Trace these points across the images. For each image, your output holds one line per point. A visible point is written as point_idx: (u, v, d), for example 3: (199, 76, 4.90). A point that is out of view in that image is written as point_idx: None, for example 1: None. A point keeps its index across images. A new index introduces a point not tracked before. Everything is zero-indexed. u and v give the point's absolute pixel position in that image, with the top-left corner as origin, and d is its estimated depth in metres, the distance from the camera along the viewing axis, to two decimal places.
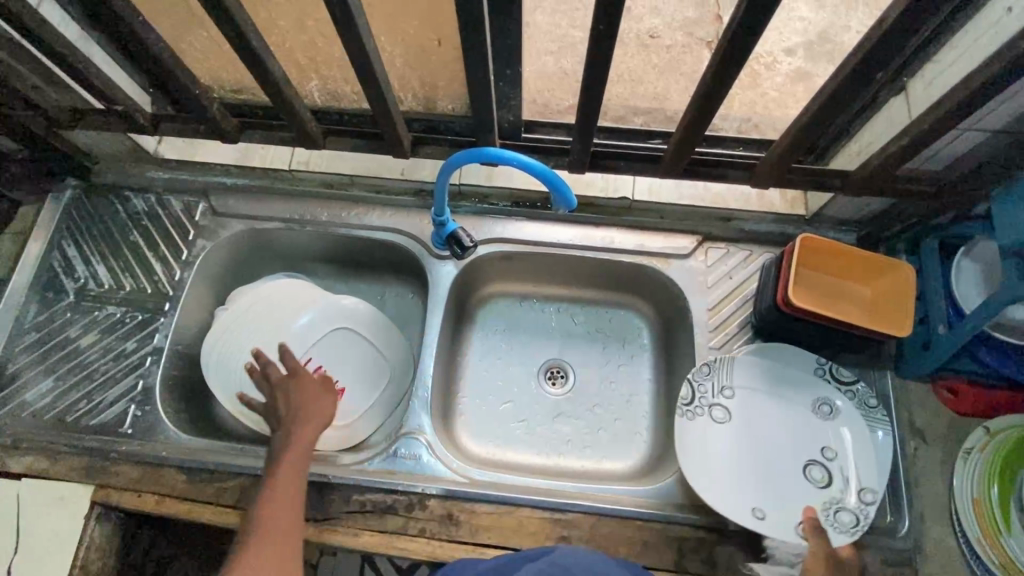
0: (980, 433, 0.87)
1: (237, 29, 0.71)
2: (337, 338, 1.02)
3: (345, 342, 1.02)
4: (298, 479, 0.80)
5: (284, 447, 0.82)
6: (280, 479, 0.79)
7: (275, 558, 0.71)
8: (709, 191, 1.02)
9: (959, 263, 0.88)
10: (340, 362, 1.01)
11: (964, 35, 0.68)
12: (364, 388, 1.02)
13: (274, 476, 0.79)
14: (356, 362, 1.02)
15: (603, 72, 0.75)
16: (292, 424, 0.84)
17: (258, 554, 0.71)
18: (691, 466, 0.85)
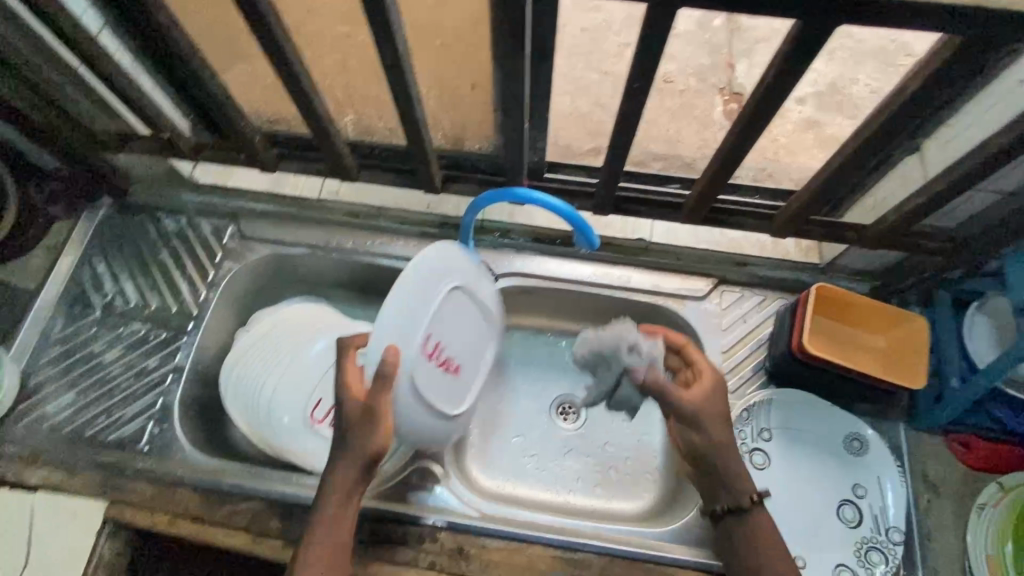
0: (993, 488, 0.87)
1: (290, 68, 0.76)
2: (449, 303, 0.81)
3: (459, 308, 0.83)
4: (348, 518, 0.74)
5: (335, 479, 0.74)
6: (331, 516, 0.73)
7: None
8: (727, 237, 1.07)
9: (972, 319, 0.90)
10: (454, 335, 0.83)
11: (978, 103, 0.71)
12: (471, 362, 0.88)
13: (324, 513, 0.73)
14: (469, 333, 0.86)
15: (632, 124, 0.78)
16: (353, 453, 0.73)
17: None
18: None
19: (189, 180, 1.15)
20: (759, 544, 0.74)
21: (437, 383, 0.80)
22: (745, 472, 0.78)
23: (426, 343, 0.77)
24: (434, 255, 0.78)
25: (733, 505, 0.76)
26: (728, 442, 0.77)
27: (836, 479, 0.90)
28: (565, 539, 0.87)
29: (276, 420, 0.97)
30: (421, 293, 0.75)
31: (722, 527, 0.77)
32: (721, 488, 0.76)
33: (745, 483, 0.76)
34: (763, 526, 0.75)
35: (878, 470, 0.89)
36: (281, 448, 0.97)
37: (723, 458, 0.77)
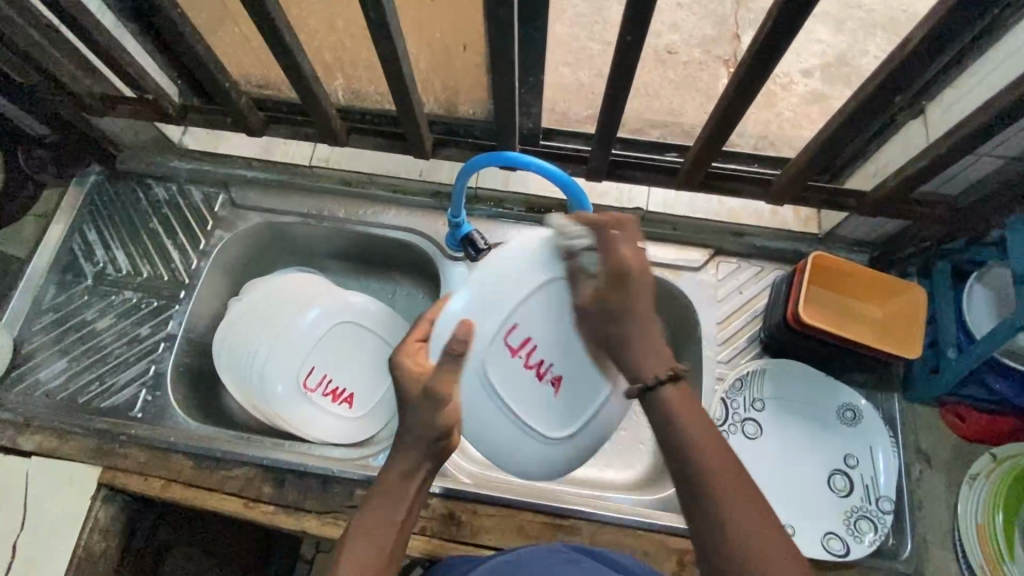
0: (986, 459, 0.87)
1: (273, 25, 0.74)
2: (547, 296, 0.66)
3: (561, 303, 0.66)
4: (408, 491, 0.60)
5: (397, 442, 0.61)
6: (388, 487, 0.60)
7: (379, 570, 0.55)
8: (725, 207, 1.03)
9: (971, 289, 0.88)
10: (563, 340, 0.67)
11: (984, 62, 0.69)
12: (588, 386, 0.70)
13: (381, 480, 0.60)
14: (570, 338, 0.67)
15: (627, 85, 0.76)
16: (424, 424, 0.60)
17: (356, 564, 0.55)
18: None
19: (177, 146, 1.11)
20: (672, 439, 0.50)
21: (520, 386, 0.69)
22: (657, 362, 0.58)
23: (513, 335, 0.67)
24: (545, 259, 0.66)
25: (639, 391, 0.57)
26: (617, 306, 0.56)
27: (827, 450, 0.90)
28: (555, 505, 0.87)
29: (268, 388, 0.97)
30: (534, 286, 0.66)
31: (650, 407, 0.53)
32: (618, 362, 0.57)
33: (638, 373, 0.57)
34: (684, 402, 0.52)
35: (870, 439, 0.89)
36: (273, 417, 0.97)
37: (626, 332, 0.56)
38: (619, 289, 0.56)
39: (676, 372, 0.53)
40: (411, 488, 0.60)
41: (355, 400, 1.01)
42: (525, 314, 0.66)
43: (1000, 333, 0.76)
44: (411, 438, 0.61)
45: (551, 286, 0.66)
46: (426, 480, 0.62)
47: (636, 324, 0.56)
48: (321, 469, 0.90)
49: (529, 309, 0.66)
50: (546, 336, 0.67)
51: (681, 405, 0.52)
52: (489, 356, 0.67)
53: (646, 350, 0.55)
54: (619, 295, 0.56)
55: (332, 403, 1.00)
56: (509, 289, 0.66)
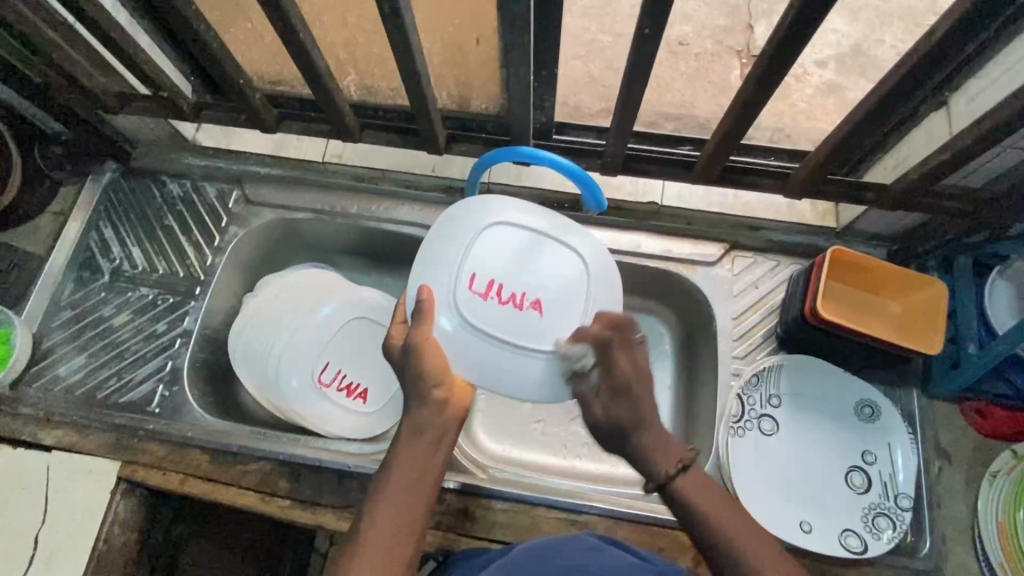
0: (1007, 456, 0.85)
1: (288, 21, 0.73)
2: (490, 237, 0.77)
3: (500, 239, 0.78)
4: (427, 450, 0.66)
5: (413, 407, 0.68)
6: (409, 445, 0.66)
7: (398, 521, 0.61)
8: (740, 201, 1.03)
9: (994, 284, 0.87)
10: (516, 267, 0.77)
11: (1011, 52, 0.67)
12: (564, 301, 0.77)
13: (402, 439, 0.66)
14: (520, 264, 0.77)
15: (642, 78, 0.75)
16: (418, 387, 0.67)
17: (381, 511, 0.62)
18: (740, 474, 0.86)
19: (191, 142, 1.11)
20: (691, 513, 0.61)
21: (507, 322, 0.75)
22: (667, 440, 0.65)
23: (475, 282, 0.76)
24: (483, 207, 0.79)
25: (656, 480, 0.63)
26: (626, 395, 0.66)
27: (845, 446, 0.89)
28: (570, 501, 0.87)
29: (284, 383, 0.97)
30: (475, 233, 0.77)
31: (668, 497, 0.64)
32: (639, 462, 0.65)
33: (661, 460, 0.64)
34: (699, 486, 0.62)
35: (890, 436, 0.88)
36: (289, 411, 0.98)
37: (647, 422, 0.65)
38: (626, 402, 0.65)
39: (690, 462, 0.64)
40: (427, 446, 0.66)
41: (369, 395, 1.01)
42: (478, 261, 0.76)
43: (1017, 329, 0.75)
44: (420, 402, 0.67)
45: (484, 227, 0.78)
46: (441, 442, 0.67)
47: (648, 434, 0.65)
48: (337, 464, 0.90)
49: (475, 255, 0.76)
50: (502, 268, 0.76)
51: (696, 490, 0.62)
52: (460, 304, 0.74)
53: (661, 439, 0.65)
54: (621, 389, 0.66)
55: (347, 399, 1.00)
56: (451, 246, 0.77)
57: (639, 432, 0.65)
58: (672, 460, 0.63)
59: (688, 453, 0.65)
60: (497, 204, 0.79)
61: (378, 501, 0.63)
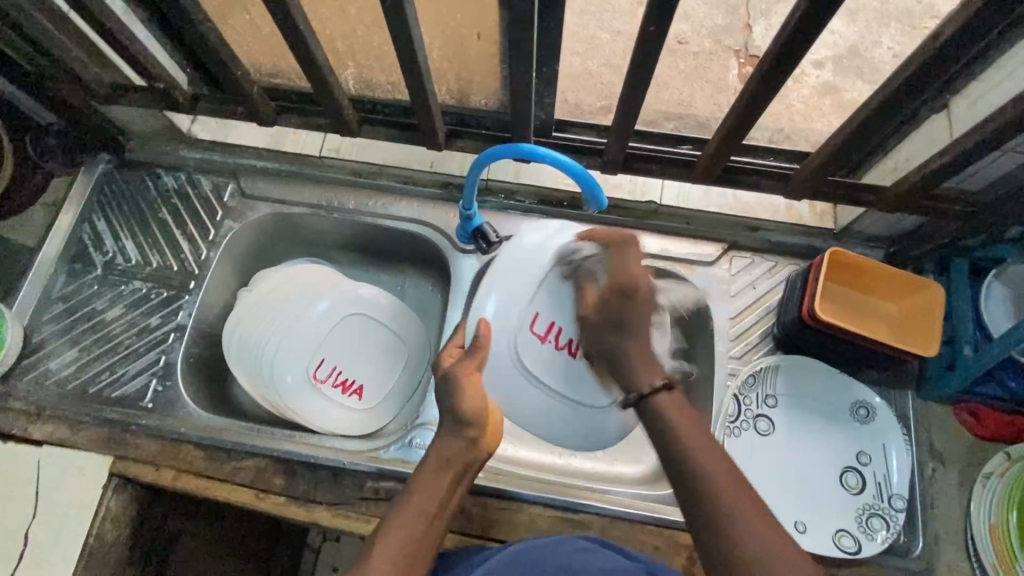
0: (999, 458, 0.86)
1: (287, 13, 0.72)
2: (555, 277, 0.79)
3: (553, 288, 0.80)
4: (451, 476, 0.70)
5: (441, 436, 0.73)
6: (433, 470, 0.70)
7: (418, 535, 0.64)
8: (740, 202, 1.01)
9: (989, 287, 0.88)
10: (576, 315, 0.80)
11: (1012, 56, 0.67)
12: None
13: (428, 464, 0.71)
14: None
15: (644, 77, 0.75)
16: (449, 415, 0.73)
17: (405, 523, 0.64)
18: None
19: (188, 136, 1.09)
20: (671, 443, 0.61)
21: (558, 367, 0.80)
22: (649, 360, 0.68)
23: (537, 324, 0.78)
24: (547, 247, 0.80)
25: (637, 391, 0.66)
26: (620, 318, 0.69)
27: (840, 448, 0.89)
28: (566, 500, 0.87)
29: (279, 379, 0.97)
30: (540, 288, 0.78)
31: (644, 410, 0.65)
32: (624, 372, 0.68)
33: (641, 372, 0.67)
34: (678, 403, 0.64)
35: (884, 437, 0.88)
36: (283, 408, 0.97)
37: (634, 336, 0.69)
38: (620, 304, 0.70)
39: (673, 385, 0.66)
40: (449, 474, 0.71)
41: (365, 392, 1.01)
42: (543, 305, 0.79)
43: (1010, 334, 0.76)
44: (450, 434, 0.72)
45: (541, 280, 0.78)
46: (463, 473, 0.72)
47: (635, 344, 0.68)
48: (331, 461, 0.90)
49: (541, 297, 0.79)
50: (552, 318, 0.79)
51: (675, 409, 0.64)
52: (520, 346, 0.78)
53: (647, 359, 0.67)
54: (625, 292, 0.70)
55: (343, 395, 0.99)
56: (521, 287, 0.78)
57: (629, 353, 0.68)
58: (656, 376, 0.66)
59: (672, 379, 0.67)
60: (565, 241, 0.80)
61: (400, 514, 0.65)
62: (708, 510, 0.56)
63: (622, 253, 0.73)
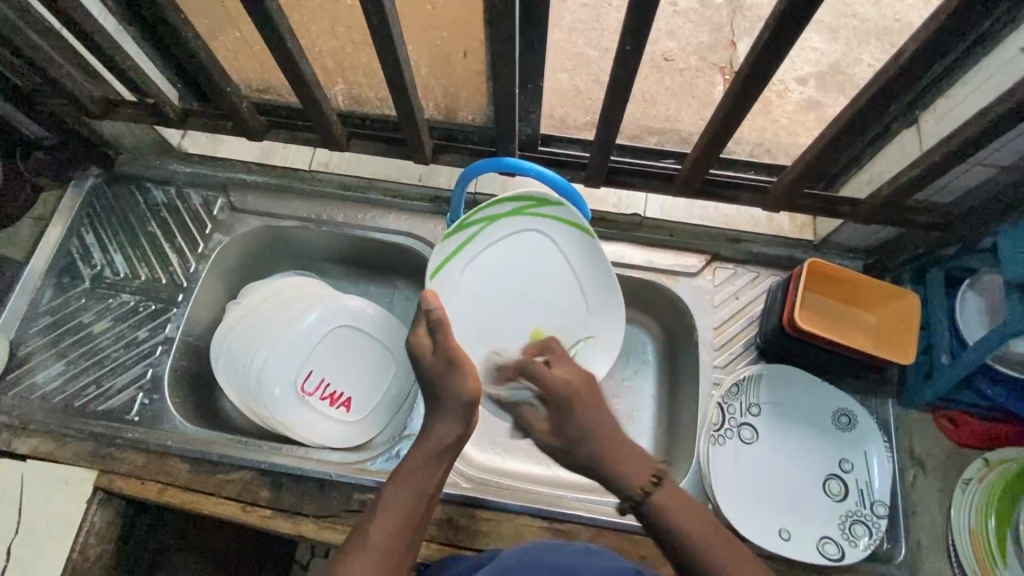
0: (978, 463, 0.88)
1: (274, 31, 0.74)
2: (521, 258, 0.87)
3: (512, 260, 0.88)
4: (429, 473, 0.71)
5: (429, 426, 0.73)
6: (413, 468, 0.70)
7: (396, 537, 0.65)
8: (720, 213, 1.04)
9: (964, 296, 0.90)
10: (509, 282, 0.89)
11: (977, 73, 0.70)
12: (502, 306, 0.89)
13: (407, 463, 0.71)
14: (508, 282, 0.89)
15: (624, 94, 0.77)
16: (451, 406, 0.73)
17: (382, 526, 0.65)
18: (721, 483, 0.87)
19: (177, 150, 1.11)
20: (666, 529, 0.61)
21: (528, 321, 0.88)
22: (638, 460, 0.66)
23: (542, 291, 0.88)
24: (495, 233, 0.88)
25: (630, 498, 0.63)
26: (561, 420, 0.70)
27: (823, 455, 0.90)
28: (553, 509, 0.87)
29: (266, 392, 0.97)
30: (559, 236, 0.88)
31: (643, 515, 0.63)
32: (612, 482, 0.65)
33: (631, 474, 0.64)
34: (679, 499, 0.62)
35: (866, 445, 0.90)
36: (271, 420, 0.97)
37: (599, 422, 0.68)
38: (565, 410, 0.70)
39: (664, 477, 0.64)
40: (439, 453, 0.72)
41: (352, 404, 1.01)
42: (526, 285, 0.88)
43: (1000, 330, 0.75)
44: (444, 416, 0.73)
45: (537, 240, 0.88)
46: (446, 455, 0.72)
47: (610, 455, 0.66)
48: (319, 473, 0.90)
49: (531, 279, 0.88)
50: (547, 282, 0.90)
51: (682, 511, 0.61)
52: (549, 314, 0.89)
53: (632, 454, 0.66)
54: (564, 401, 0.70)
55: (330, 407, 0.99)
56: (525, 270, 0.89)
57: (594, 438, 0.67)
58: (642, 475, 0.64)
59: (659, 468, 0.65)
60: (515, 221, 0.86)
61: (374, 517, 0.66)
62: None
63: (542, 365, 0.76)
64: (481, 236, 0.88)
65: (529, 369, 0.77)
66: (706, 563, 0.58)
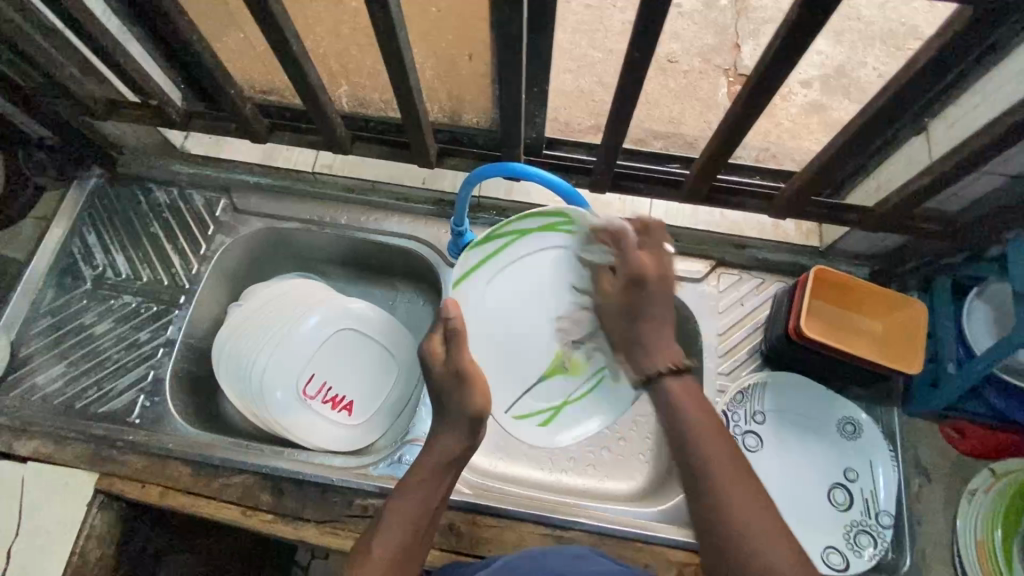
0: (985, 474, 0.87)
1: (279, 34, 0.73)
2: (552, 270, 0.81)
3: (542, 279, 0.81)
4: (433, 485, 0.72)
5: (434, 437, 0.75)
6: (416, 479, 0.72)
7: (402, 545, 0.67)
8: (727, 219, 1.02)
9: (972, 304, 0.89)
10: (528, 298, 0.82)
11: (988, 82, 0.70)
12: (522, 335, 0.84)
13: (410, 473, 0.73)
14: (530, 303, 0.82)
15: (631, 99, 0.76)
16: (455, 417, 0.73)
17: (387, 536, 0.67)
18: None
19: (179, 150, 1.10)
20: (673, 407, 0.66)
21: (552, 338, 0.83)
22: (670, 347, 0.71)
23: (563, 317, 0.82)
24: (524, 244, 0.81)
25: (646, 372, 0.71)
26: (636, 305, 0.72)
27: (827, 464, 0.90)
28: (555, 516, 0.87)
29: (268, 396, 0.96)
30: (593, 257, 0.79)
31: (654, 392, 0.70)
32: (638, 356, 0.72)
33: (656, 359, 0.70)
34: (689, 388, 0.67)
35: (870, 454, 0.89)
36: (272, 424, 0.96)
37: (654, 312, 0.72)
38: (642, 291, 0.72)
39: (683, 366, 0.69)
40: (442, 466, 0.73)
41: (355, 408, 1.01)
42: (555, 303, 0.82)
43: (1009, 340, 0.74)
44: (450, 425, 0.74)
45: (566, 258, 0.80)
46: (450, 467, 0.73)
47: (648, 328, 0.71)
48: (320, 478, 0.89)
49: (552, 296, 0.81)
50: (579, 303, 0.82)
51: (684, 392, 0.67)
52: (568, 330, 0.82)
53: (664, 342, 0.71)
54: (642, 281, 0.71)
55: (332, 411, 0.99)
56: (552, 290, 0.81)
57: (639, 319, 0.72)
58: (665, 361, 0.69)
59: (684, 360, 0.70)
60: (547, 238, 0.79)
61: (380, 526, 0.69)
62: (706, 483, 0.60)
63: (645, 238, 0.73)
64: (510, 247, 0.81)
65: (620, 245, 0.74)
66: (701, 457, 0.61)
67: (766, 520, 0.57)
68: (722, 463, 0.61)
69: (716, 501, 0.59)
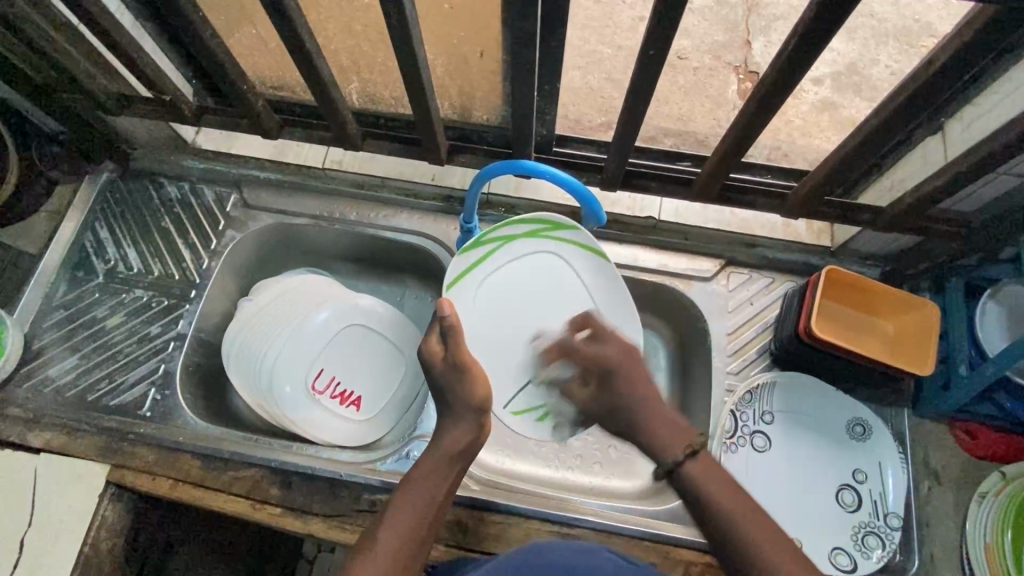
0: (995, 477, 0.87)
1: (292, 30, 0.73)
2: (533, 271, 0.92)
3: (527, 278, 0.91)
4: (439, 481, 0.71)
5: (439, 434, 0.75)
6: (422, 475, 0.71)
7: (406, 538, 0.65)
8: (738, 218, 1.02)
9: (985, 306, 0.89)
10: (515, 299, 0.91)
11: (1006, 82, 0.69)
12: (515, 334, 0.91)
13: (416, 469, 0.72)
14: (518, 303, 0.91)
15: (644, 97, 0.76)
16: (461, 410, 0.75)
17: (390, 528, 0.66)
18: None
19: (192, 145, 1.11)
20: (705, 506, 0.63)
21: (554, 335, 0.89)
22: (676, 430, 0.70)
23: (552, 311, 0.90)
24: (506, 252, 0.91)
25: (665, 465, 0.68)
26: (610, 409, 0.75)
27: (836, 466, 0.89)
28: (562, 514, 0.87)
29: (278, 389, 0.97)
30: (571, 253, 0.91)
31: (677, 482, 0.66)
32: (642, 443, 0.72)
33: (669, 443, 0.69)
34: (710, 467, 0.65)
35: (879, 455, 0.89)
36: (281, 418, 0.97)
37: (639, 391, 0.74)
38: (613, 377, 0.76)
39: (699, 447, 0.67)
40: (446, 463, 0.72)
41: (362, 403, 1.01)
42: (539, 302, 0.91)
43: (1022, 342, 0.74)
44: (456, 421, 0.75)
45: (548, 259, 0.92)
46: (456, 463, 0.73)
47: (647, 415, 0.72)
48: (329, 472, 0.90)
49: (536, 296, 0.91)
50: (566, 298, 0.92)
51: (708, 477, 0.65)
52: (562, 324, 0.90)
53: (669, 426, 0.70)
54: (613, 372, 0.76)
55: (340, 406, 0.99)
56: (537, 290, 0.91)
57: (634, 400, 0.73)
58: (680, 445, 0.68)
59: (697, 439, 0.68)
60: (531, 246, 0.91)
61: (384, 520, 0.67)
62: (730, 551, 0.59)
63: (597, 342, 0.81)
64: (496, 253, 0.91)
65: (575, 358, 0.83)
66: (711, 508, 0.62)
67: (804, 570, 0.55)
68: (748, 520, 0.60)
69: (746, 545, 0.58)
